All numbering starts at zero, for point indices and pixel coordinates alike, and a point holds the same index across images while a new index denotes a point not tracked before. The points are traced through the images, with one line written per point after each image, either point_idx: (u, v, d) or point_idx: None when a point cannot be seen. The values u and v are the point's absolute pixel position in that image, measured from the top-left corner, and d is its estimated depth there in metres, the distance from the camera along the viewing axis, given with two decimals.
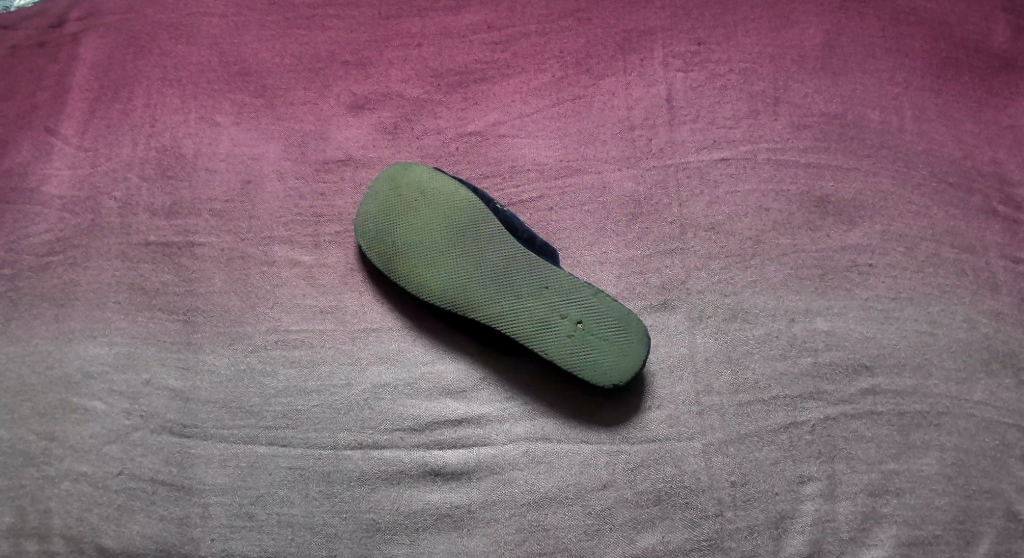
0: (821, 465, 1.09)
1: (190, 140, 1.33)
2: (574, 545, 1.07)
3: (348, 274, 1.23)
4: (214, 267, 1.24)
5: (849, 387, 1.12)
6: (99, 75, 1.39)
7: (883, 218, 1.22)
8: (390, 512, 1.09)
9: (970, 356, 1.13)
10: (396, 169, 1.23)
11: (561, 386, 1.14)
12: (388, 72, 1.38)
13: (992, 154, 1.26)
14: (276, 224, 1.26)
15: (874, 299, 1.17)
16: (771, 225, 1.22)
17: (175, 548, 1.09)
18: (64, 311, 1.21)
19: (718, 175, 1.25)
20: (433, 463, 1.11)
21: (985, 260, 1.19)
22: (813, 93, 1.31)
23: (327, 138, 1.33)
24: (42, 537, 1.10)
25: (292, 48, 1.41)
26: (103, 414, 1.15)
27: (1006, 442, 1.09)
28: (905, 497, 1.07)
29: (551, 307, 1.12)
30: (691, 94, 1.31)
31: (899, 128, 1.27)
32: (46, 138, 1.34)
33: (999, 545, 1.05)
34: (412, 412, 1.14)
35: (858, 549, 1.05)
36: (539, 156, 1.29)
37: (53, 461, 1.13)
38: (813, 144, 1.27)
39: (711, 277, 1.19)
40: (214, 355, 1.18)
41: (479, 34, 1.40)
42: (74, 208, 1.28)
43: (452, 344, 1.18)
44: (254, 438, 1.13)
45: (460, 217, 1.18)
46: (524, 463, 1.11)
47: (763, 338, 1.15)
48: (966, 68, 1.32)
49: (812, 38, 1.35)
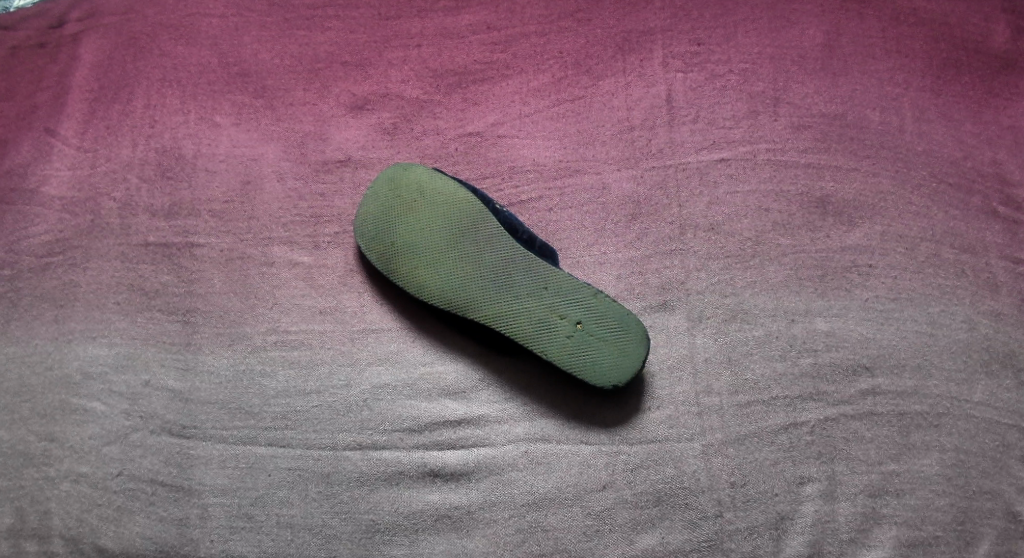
0: (821, 465, 1.09)
1: (190, 140, 1.33)
2: (574, 546, 1.07)
3: (348, 274, 1.23)
4: (214, 267, 1.24)
5: (849, 388, 1.12)
6: (99, 76, 1.39)
7: (883, 219, 1.22)
8: (389, 512, 1.09)
9: (970, 356, 1.13)
10: (395, 170, 1.23)
11: (561, 387, 1.14)
12: (388, 72, 1.38)
13: (992, 155, 1.25)
14: (276, 224, 1.26)
15: (874, 299, 1.17)
16: (771, 225, 1.22)
17: (174, 549, 1.09)
18: (63, 311, 1.21)
19: (718, 175, 1.25)
20: (432, 464, 1.11)
21: (985, 261, 1.18)
22: (813, 93, 1.30)
23: (327, 139, 1.33)
24: (42, 538, 1.09)
25: (292, 48, 1.41)
26: (103, 414, 1.15)
27: (1006, 443, 1.09)
28: (905, 497, 1.07)
29: (550, 308, 1.12)
30: (691, 94, 1.31)
31: (899, 128, 1.27)
32: (46, 138, 1.34)
33: (999, 546, 1.04)
34: (412, 412, 1.14)
35: (858, 550, 1.05)
36: (539, 157, 1.29)
37: (53, 462, 1.13)
38: (813, 144, 1.27)
39: (711, 277, 1.19)
40: (214, 356, 1.18)
41: (479, 34, 1.40)
42: (74, 209, 1.28)
43: (452, 344, 1.18)
44: (254, 438, 1.13)
45: (459, 217, 1.18)
46: (524, 463, 1.11)
47: (763, 338, 1.15)
48: (966, 69, 1.32)
49: (812, 39, 1.35)
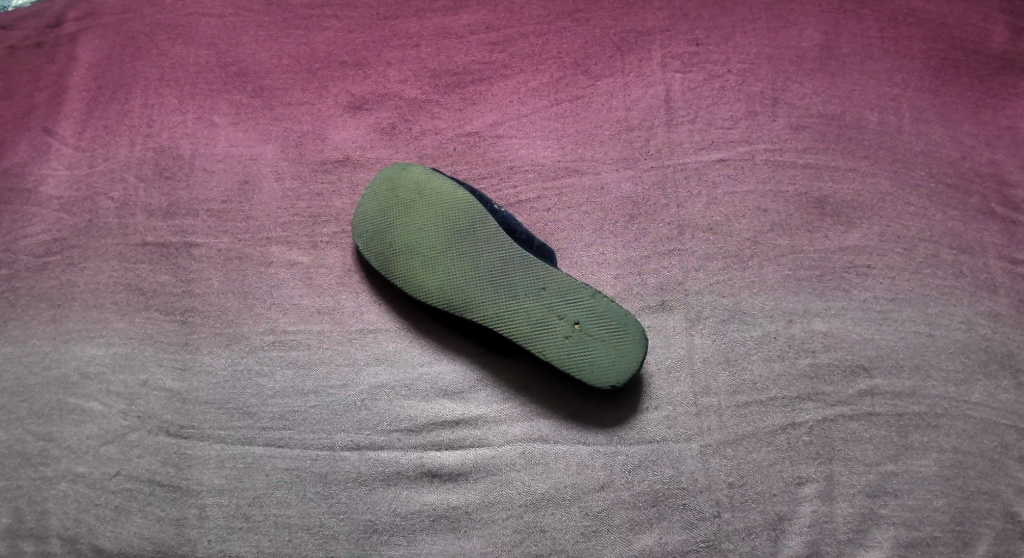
0: (820, 466, 1.09)
1: (188, 140, 1.33)
2: (572, 547, 1.06)
3: (346, 275, 1.23)
4: (212, 268, 1.23)
5: (847, 389, 1.12)
6: (97, 75, 1.39)
7: (881, 220, 1.22)
8: (387, 512, 1.09)
9: (968, 357, 1.13)
10: (393, 170, 1.23)
11: (560, 387, 1.14)
12: (386, 72, 1.38)
13: (991, 155, 1.25)
14: (274, 224, 1.26)
15: (872, 300, 1.17)
16: (769, 226, 1.22)
17: (171, 549, 1.08)
18: (61, 312, 1.21)
19: (716, 176, 1.25)
20: (430, 464, 1.11)
21: (983, 261, 1.18)
22: (811, 94, 1.30)
23: (325, 139, 1.33)
24: (39, 538, 1.09)
25: (290, 48, 1.41)
26: (100, 414, 1.15)
27: (1005, 443, 1.09)
28: (903, 498, 1.07)
29: (548, 308, 1.12)
30: (689, 94, 1.31)
31: (897, 129, 1.27)
32: (45, 138, 1.34)
33: (998, 546, 1.04)
34: (409, 413, 1.14)
35: (857, 551, 1.05)
36: (537, 157, 1.29)
37: (50, 462, 1.12)
38: (811, 145, 1.27)
39: (709, 277, 1.19)
40: (211, 356, 1.18)
41: (477, 34, 1.40)
42: (73, 209, 1.28)
43: (451, 345, 1.18)
44: (251, 439, 1.13)
45: (456, 216, 1.18)
46: (521, 464, 1.10)
47: (761, 338, 1.15)
48: (965, 69, 1.32)
49: (810, 39, 1.35)
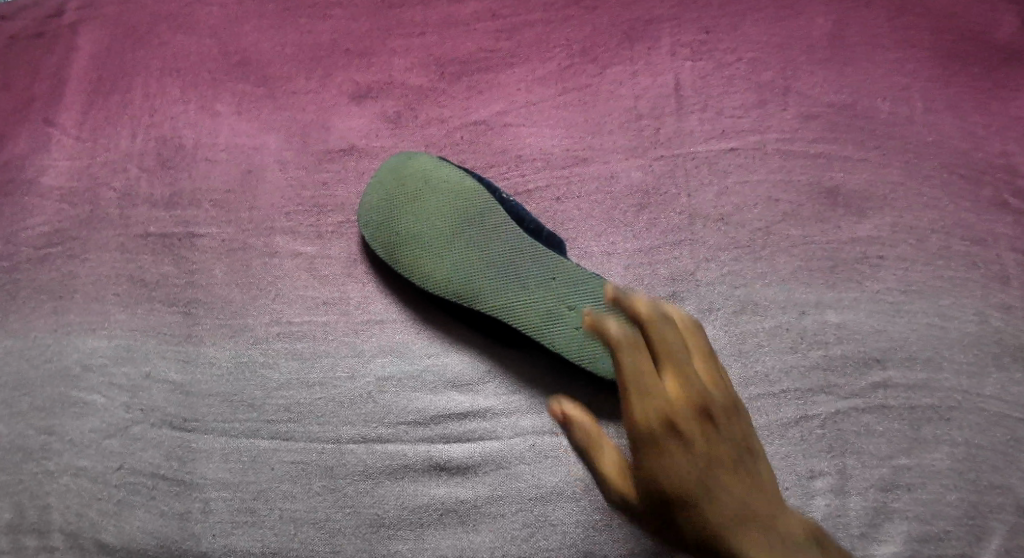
0: (833, 460, 1.07)
1: (190, 130, 1.32)
2: (582, 541, 1.04)
3: (352, 265, 1.21)
4: (214, 258, 1.22)
5: (860, 381, 1.11)
6: (99, 66, 1.38)
7: (894, 210, 1.20)
8: (394, 506, 1.07)
9: (981, 349, 1.11)
10: (399, 159, 1.21)
11: (569, 379, 1.12)
12: (390, 61, 1.36)
13: (1002, 146, 1.23)
14: (278, 214, 1.24)
15: (885, 291, 1.15)
16: (780, 217, 1.20)
17: (176, 544, 1.06)
18: (62, 303, 1.19)
19: (727, 165, 1.24)
20: (438, 457, 1.09)
21: (995, 252, 1.17)
22: (822, 83, 1.29)
23: (328, 128, 1.31)
24: (41, 533, 1.07)
25: (294, 37, 1.39)
26: (103, 407, 1.13)
27: (1017, 437, 1.07)
28: (916, 492, 1.05)
29: (558, 299, 1.10)
30: (698, 83, 1.30)
31: (908, 118, 1.26)
32: (46, 130, 1.33)
33: (1011, 541, 1.02)
34: (417, 405, 1.12)
35: (869, 545, 1.03)
36: (546, 146, 1.27)
37: (52, 455, 1.11)
38: (822, 134, 1.25)
39: (721, 268, 1.17)
40: (216, 348, 1.16)
41: (482, 23, 1.38)
42: (74, 200, 1.27)
43: (459, 336, 1.16)
44: (257, 431, 1.12)
45: (465, 206, 1.16)
46: (530, 457, 1.09)
47: (773, 330, 1.13)
48: (976, 58, 1.30)
49: (819, 28, 1.33)
